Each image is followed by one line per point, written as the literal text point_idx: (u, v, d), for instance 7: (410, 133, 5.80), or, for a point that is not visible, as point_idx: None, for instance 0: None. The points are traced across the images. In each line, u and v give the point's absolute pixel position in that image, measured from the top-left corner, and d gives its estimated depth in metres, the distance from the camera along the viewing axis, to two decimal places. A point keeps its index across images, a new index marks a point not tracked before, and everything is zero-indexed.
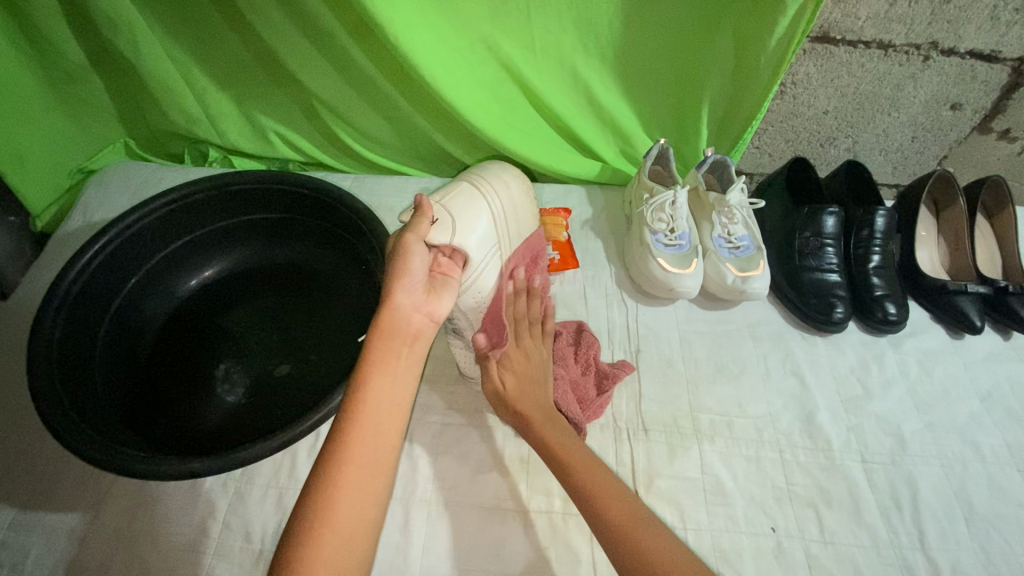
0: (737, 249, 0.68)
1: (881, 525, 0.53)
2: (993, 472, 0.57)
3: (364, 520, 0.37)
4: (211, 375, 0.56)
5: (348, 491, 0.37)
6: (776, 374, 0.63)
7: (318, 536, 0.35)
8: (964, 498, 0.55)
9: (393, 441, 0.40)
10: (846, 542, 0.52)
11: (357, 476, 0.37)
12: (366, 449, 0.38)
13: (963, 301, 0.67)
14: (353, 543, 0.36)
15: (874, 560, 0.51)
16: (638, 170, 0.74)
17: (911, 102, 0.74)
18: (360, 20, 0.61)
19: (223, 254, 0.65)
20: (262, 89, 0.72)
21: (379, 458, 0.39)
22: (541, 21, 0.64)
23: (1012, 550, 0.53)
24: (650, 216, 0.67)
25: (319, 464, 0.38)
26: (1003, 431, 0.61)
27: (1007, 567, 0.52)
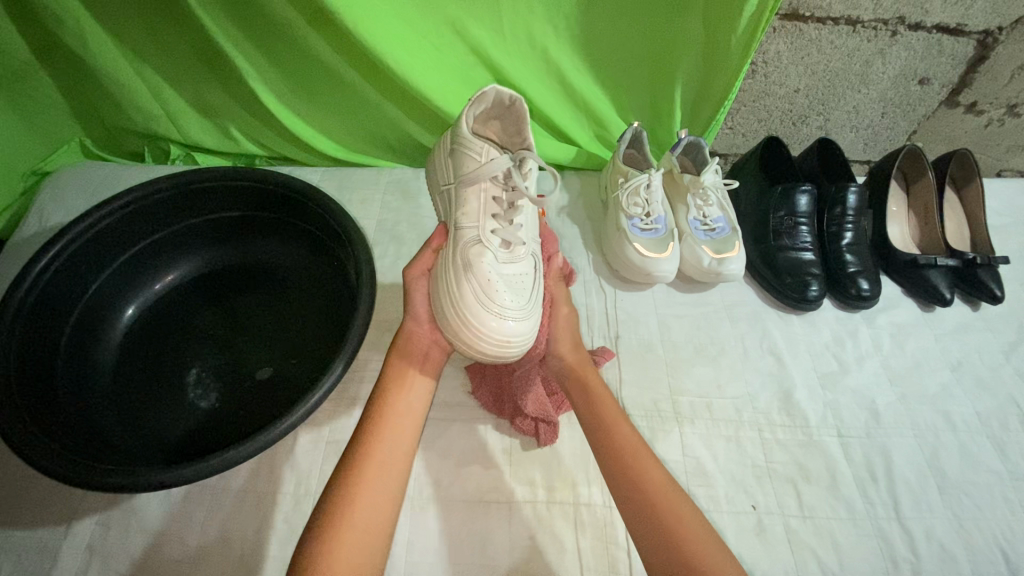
0: (713, 231, 0.68)
1: (858, 497, 0.54)
2: (964, 439, 0.59)
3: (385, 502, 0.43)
4: (182, 381, 0.54)
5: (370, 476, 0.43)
6: (753, 354, 0.64)
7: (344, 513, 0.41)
8: (936, 467, 0.57)
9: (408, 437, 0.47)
10: (825, 516, 0.53)
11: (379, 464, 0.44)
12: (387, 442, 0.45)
13: (932, 275, 0.68)
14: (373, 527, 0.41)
15: (852, 533, 0.52)
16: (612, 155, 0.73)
17: (879, 78, 0.74)
18: (320, 6, 0.59)
19: (188, 256, 0.63)
20: (221, 81, 0.69)
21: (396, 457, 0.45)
22: (508, 3, 0.63)
23: (983, 515, 0.54)
24: (625, 201, 0.67)
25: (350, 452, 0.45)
26: (973, 399, 0.62)
27: (980, 531, 0.53)
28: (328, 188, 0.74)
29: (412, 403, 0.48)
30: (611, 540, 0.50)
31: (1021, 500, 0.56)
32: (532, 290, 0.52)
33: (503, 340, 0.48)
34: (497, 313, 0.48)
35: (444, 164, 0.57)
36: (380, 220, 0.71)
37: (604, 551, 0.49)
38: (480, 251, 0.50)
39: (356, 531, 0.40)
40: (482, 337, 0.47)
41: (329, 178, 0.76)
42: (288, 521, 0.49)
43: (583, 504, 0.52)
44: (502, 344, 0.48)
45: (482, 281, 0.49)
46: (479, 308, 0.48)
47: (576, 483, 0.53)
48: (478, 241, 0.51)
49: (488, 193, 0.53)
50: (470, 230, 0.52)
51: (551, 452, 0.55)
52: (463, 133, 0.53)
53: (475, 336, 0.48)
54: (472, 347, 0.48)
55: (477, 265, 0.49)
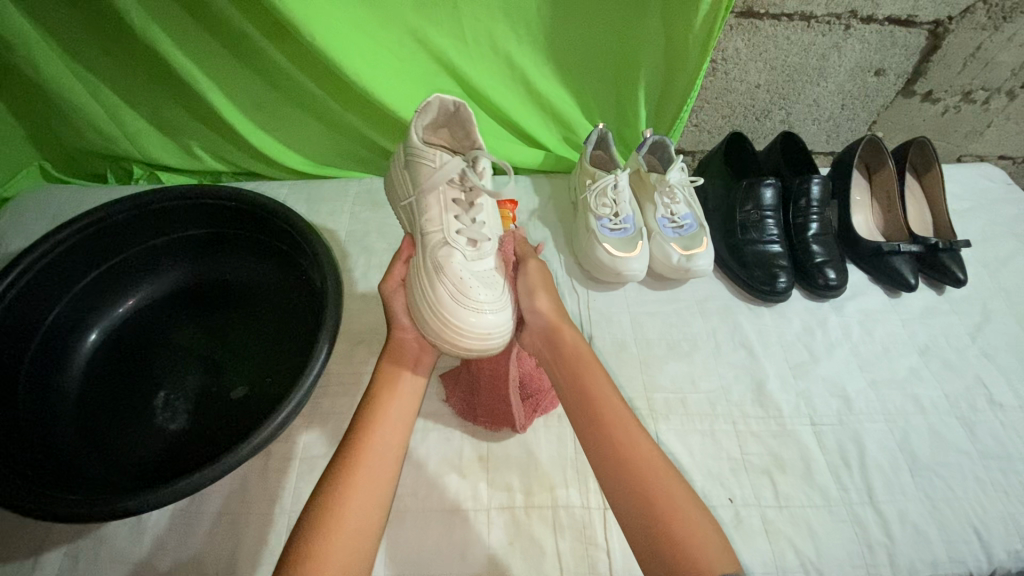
0: (681, 228, 0.69)
1: (832, 485, 0.55)
2: (933, 422, 0.60)
3: (372, 510, 0.42)
4: (150, 404, 0.53)
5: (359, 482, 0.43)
6: (725, 348, 0.64)
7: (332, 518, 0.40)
8: (907, 449, 0.58)
9: (399, 442, 0.46)
10: (800, 505, 0.54)
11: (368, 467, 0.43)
12: (378, 445, 0.45)
13: (896, 260, 0.70)
14: (361, 531, 0.41)
15: (828, 520, 0.53)
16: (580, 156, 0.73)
17: (837, 71, 0.76)
18: (278, 19, 0.59)
19: (154, 277, 0.63)
20: (181, 99, 0.69)
21: (363, 531, 0.41)
22: (467, 11, 0.63)
23: (955, 495, 0.55)
24: (594, 202, 0.67)
25: (338, 458, 0.44)
26: (941, 381, 0.63)
27: (953, 512, 0.54)
28: (296, 202, 0.74)
29: (380, 468, 0.44)
30: (589, 542, 0.50)
31: (992, 479, 0.56)
32: (505, 281, 0.53)
33: (483, 333, 0.48)
34: (478, 311, 0.49)
35: (400, 178, 0.56)
36: (350, 232, 0.71)
37: (584, 553, 0.49)
38: (447, 253, 0.51)
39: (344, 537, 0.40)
40: (463, 332, 0.48)
41: (297, 192, 0.75)
42: (264, 542, 0.48)
43: (561, 506, 0.52)
44: (484, 337, 0.49)
45: (456, 283, 0.50)
46: (456, 307, 0.49)
47: (554, 486, 0.53)
48: (443, 244, 0.51)
49: (446, 196, 0.52)
50: (435, 234, 0.52)
51: (528, 456, 0.55)
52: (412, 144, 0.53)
53: (457, 335, 0.49)
54: (451, 346, 0.49)
55: (446, 268, 0.50)
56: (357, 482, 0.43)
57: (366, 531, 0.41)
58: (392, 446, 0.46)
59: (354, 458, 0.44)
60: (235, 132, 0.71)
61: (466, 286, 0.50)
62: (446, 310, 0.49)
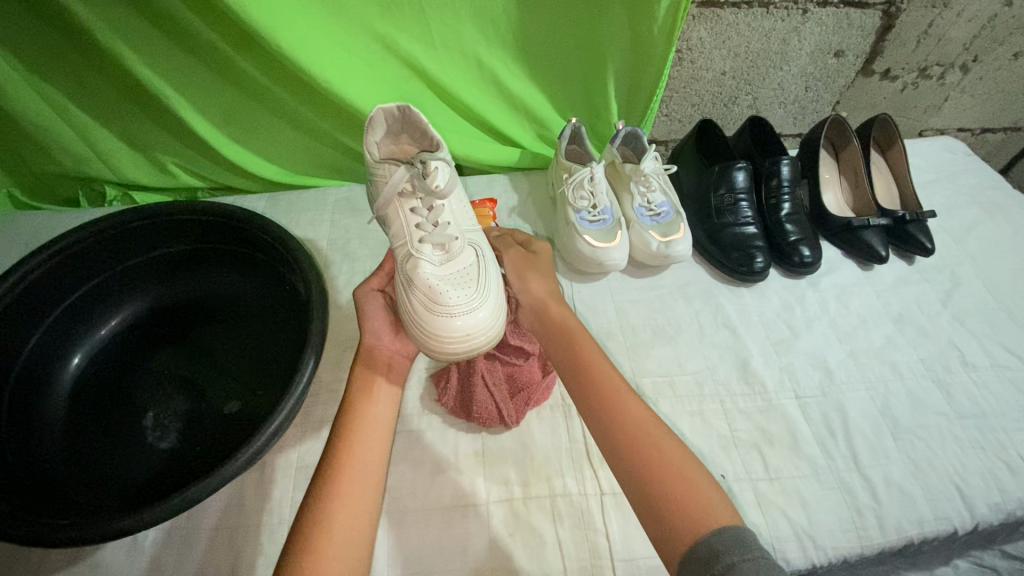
0: (658, 215, 0.70)
1: (819, 454, 0.57)
2: (912, 387, 0.62)
3: (359, 522, 0.42)
4: (138, 425, 0.53)
5: (344, 495, 0.43)
6: (708, 329, 0.66)
7: (320, 532, 0.40)
8: (888, 415, 0.60)
9: (380, 453, 0.47)
10: (790, 476, 0.55)
11: (351, 480, 0.44)
12: (360, 457, 0.45)
13: (867, 234, 0.72)
14: (351, 544, 0.41)
15: (817, 488, 0.54)
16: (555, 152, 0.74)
17: (798, 55, 0.78)
18: (245, 29, 0.59)
19: (134, 297, 0.62)
20: (152, 116, 0.68)
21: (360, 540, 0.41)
22: (434, 14, 0.64)
23: (936, 455, 0.57)
24: (572, 195, 0.68)
25: (322, 473, 0.44)
26: (916, 347, 0.66)
27: (936, 472, 0.56)
28: (275, 214, 0.73)
29: (367, 479, 0.44)
30: (588, 527, 0.51)
31: (969, 437, 0.58)
32: (480, 277, 0.53)
33: (461, 336, 0.50)
34: (454, 314, 0.49)
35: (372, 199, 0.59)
36: (332, 240, 0.71)
37: (584, 539, 0.50)
38: (415, 262, 0.51)
39: (334, 551, 0.40)
40: (442, 340, 0.50)
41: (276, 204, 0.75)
42: (264, 553, 0.48)
43: (559, 494, 0.53)
44: (464, 340, 0.50)
45: (427, 292, 0.51)
46: (432, 316, 0.50)
47: (550, 475, 0.54)
48: (410, 255, 0.52)
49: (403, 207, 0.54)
50: (402, 248, 0.54)
51: (524, 449, 0.55)
52: (371, 165, 0.55)
53: (440, 344, 0.50)
54: (437, 354, 0.51)
55: (415, 279, 0.51)
56: (345, 495, 0.43)
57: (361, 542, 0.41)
58: (375, 457, 0.46)
59: (336, 473, 0.44)
60: (209, 147, 0.71)
61: (437, 290, 0.50)
62: (423, 322, 0.50)
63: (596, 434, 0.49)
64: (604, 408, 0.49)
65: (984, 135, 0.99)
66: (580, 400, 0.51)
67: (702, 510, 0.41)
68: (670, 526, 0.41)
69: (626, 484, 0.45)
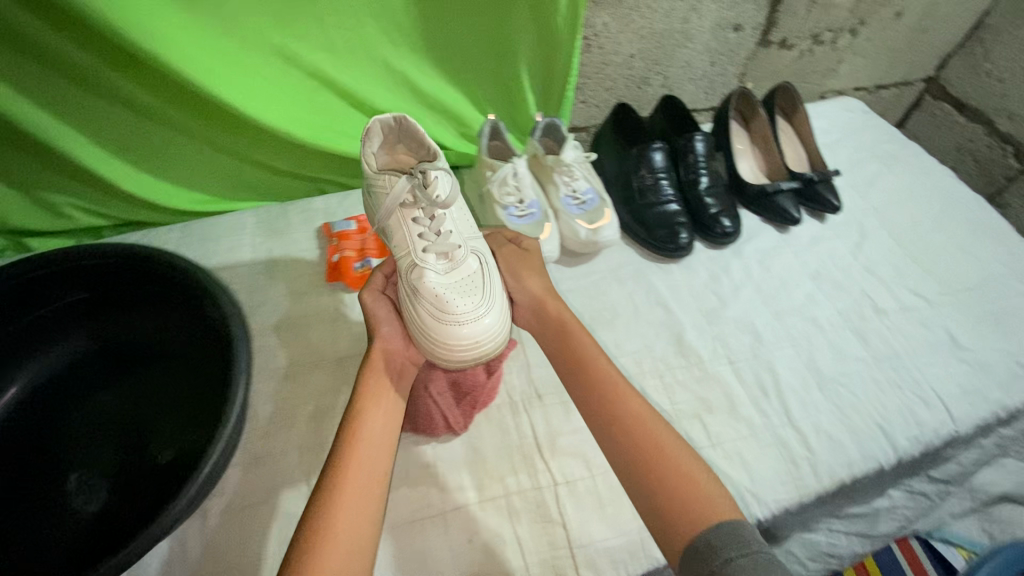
0: (584, 203, 0.71)
1: (755, 415, 0.60)
2: (833, 339, 0.66)
3: (361, 535, 0.41)
4: (60, 490, 0.49)
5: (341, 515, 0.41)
6: (643, 309, 0.68)
7: (323, 544, 0.39)
8: (814, 367, 0.64)
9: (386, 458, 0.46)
10: (730, 439, 0.58)
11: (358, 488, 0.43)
12: (367, 462, 0.44)
13: (780, 199, 0.76)
14: (355, 559, 0.40)
15: (756, 448, 0.57)
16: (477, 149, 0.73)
17: (700, 32, 0.80)
18: (123, 51, 0.54)
19: (40, 354, 0.58)
20: (35, 157, 0.63)
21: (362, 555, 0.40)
22: (331, 21, 0.61)
23: (858, 400, 0.62)
24: (497, 192, 0.68)
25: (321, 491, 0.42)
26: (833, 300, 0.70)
27: (859, 416, 0.60)
28: (188, 249, 0.69)
29: (364, 499, 0.43)
30: (544, 520, 0.52)
31: (886, 378, 0.63)
32: (487, 283, 0.53)
33: (472, 343, 0.50)
34: (461, 322, 0.50)
35: (367, 208, 0.58)
36: (255, 265, 0.68)
37: (542, 531, 0.51)
38: (420, 272, 0.51)
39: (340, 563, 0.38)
40: (452, 347, 0.50)
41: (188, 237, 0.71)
42: None
43: (512, 493, 0.53)
44: (475, 346, 0.50)
45: (434, 300, 0.51)
46: (441, 324, 0.50)
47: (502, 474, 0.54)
48: (413, 264, 0.52)
49: (403, 217, 0.53)
50: (404, 258, 0.53)
51: (475, 453, 0.56)
52: (370, 175, 0.54)
53: (449, 350, 0.50)
54: (444, 360, 0.51)
55: (420, 289, 0.51)
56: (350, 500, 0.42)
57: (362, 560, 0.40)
58: (378, 466, 0.45)
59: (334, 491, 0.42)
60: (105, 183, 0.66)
61: (446, 298, 0.50)
62: (432, 330, 0.50)
63: (590, 415, 0.51)
64: (618, 410, 0.49)
65: (880, 92, 1.05)
66: (577, 389, 0.53)
67: (703, 507, 0.42)
68: (676, 506, 0.43)
69: (615, 458, 0.48)
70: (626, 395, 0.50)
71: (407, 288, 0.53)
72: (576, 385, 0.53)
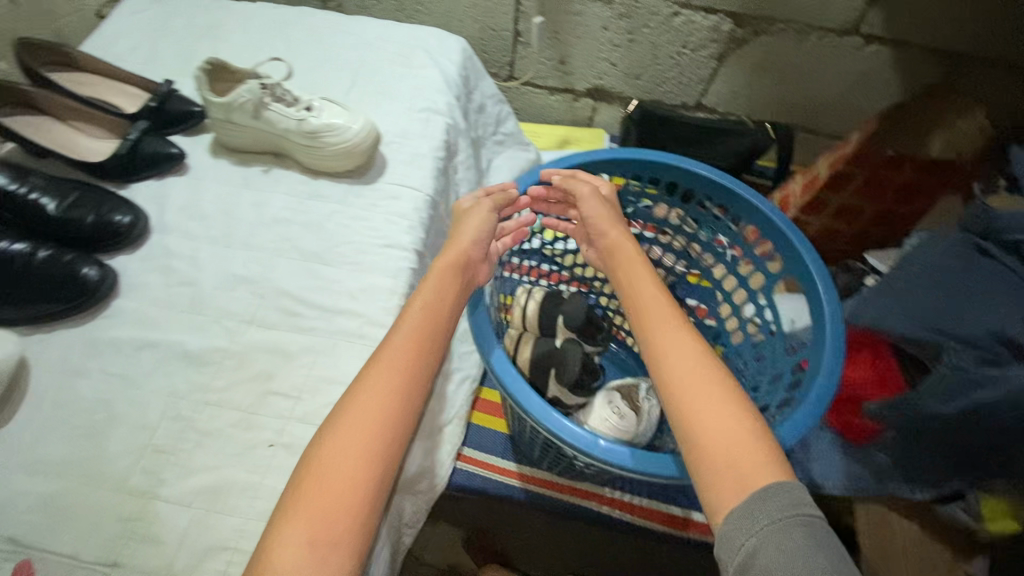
0: (323, 121, 0.94)
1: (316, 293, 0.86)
2: (348, 212, 0.96)
3: (343, 492, 0.58)
4: None
5: (333, 465, 0.59)
6: None
7: (289, 511, 0.57)
8: (351, 240, 0.92)
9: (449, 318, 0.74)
10: (307, 315, 0.84)
11: (415, 348, 0.69)
12: (419, 309, 0.73)
13: None
14: (328, 503, 0.57)
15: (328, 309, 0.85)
16: (262, 83, 0.95)
17: None
18: None
19: None
20: None
21: (409, 412, 0.65)
22: None
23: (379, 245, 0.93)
24: (295, 110, 0.94)
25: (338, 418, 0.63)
26: (337, 188, 0.98)
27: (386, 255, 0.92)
28: (207, 97, 0.94)
29: (345, 457, 0.60)
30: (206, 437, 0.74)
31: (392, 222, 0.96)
32: (345, 112, 0.97)
33: (356, 137, 0.94)
34: (349, 127, 0.94)
35: (224, 132, 0.98)
36: None
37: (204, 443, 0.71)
38: (305, 121, 0.93)
39: (310, 506, 0.57)
40: (363, 140, 0.95)
41: (201, 85, 0.95)
42: None
43: None
44: (357, 139, 0.94)
45: (329, 127, 0.93)
46: (344, 133, 0.94)
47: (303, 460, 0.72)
48: (298, 121, 0.93)
49: (270, 104, 0.94)
50: (289, 122, 0.93)
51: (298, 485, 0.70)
52: (212, 114, 0.95)
53: (357, 143, 0.94)
54: (354, 158, 0.96)
55: (313, 127, 0.93)
56: (420, 334, 0.71)
57: (395, 403, 0.64)
58: (438, 328, 0.72)
59: (343, 418, 0.62)
60: None
61: (339, 126, 0.94)
62: (341, 144, 0.94)
63: (673, 417, 0.64)
64: (674, 387, 0.65)
65: None
66: (657, 369, 0.68)
67: (758, 471, 0.56)
68: (720, 466, 0.58)
69: (670, 405, 0.65)
70: (731, 413, 0.61)
71: (305, 136, 0.94)
72: (656, 370, 0.68)
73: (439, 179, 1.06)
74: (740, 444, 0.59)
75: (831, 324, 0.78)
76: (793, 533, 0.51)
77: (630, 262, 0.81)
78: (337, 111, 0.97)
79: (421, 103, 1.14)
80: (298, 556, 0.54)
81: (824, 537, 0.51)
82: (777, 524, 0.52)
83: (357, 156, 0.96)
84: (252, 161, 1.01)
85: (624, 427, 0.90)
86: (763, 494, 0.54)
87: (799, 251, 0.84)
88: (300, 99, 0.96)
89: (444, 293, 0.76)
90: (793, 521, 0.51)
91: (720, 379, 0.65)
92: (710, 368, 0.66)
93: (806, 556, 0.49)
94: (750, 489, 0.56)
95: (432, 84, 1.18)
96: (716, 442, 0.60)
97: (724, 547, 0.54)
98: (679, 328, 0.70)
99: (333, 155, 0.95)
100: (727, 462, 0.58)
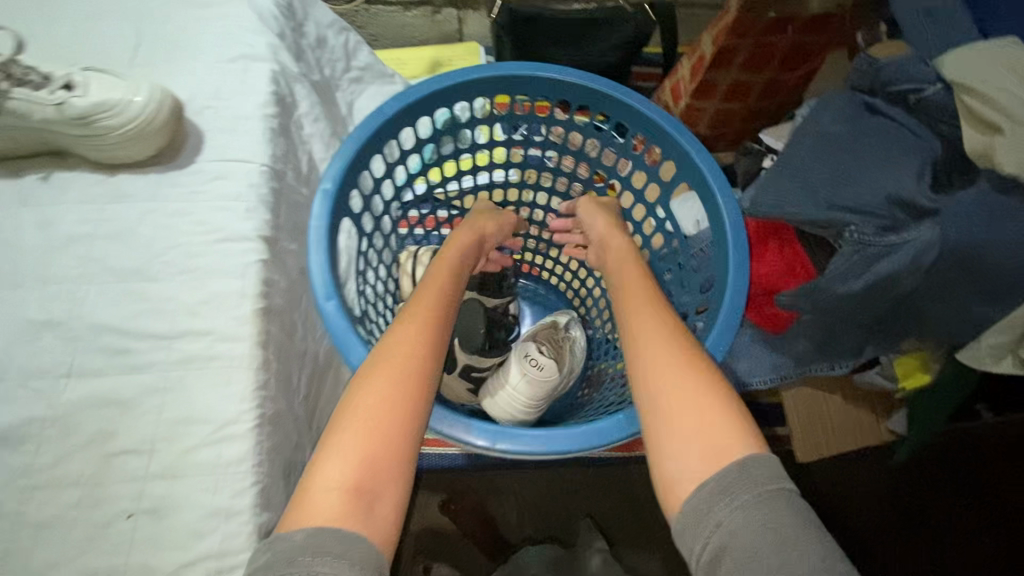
0: (93, 100, 0.73)
1: (147, 319, 0.71)
2: (166, 210, 0.78)
3: (359, 464, 0.50)
4: None
5: (351, 439, 0.52)
6: None
7: (307, 487, 0.50)
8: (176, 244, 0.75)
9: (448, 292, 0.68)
10: (141, 349, 0.69)
11: (432, 325, 0.62)
12: (432, 290, 0.67)
13: None
14: (349, 477, 0.50)
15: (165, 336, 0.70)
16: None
17: None
18: None
19: None
20: None
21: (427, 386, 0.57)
22: None
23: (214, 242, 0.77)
24: (49, 92, 0.73)
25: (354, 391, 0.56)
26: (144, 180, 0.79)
27: (226, 252, 0.76)
28: None
29: (366, 427, 0.52)
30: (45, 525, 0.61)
31: (225, 210, 0.79)
32: (123, 79, 0.76)
33: (144, 111, 0.74)
34: (130, 100, 0.74)
35: None
36: None
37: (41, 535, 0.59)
38: (68, 104, 0.72)
39: (327, 476, 0.50)
40: (156, 113, 0.75)
41: None
42: None
43: None
44: (147, 114, 0.74)
45: (103, 108, 0.73)
46: (125, 110, 0.73)
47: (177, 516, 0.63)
48: (58, 106, 0.72)
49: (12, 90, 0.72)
50: (46, 110, 0.72)
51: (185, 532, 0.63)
52: None
53: (148, 118, 0.75)
54: (155, 142, 0.77)
55: (80, 109, 0.72)
56: (433, 312, 0.64)
57: (419, 386, 0.57)
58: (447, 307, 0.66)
59: (360, 389, 0.55)
60: None
61: (118, 102, 0.74)
62: (127, 126, 0.74)
63: (639, 396, 0.58)
64: (641, 363, 0.58)
65: None
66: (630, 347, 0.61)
67: (728, 448, 0.50)
68: (685, 444, 0.51)
69: (639, 383, 0.58)
70: (700, 383, 0.54)
71: (76, 125, 0.73)
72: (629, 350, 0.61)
73: (276, 142, 0.87)
74: (710, 424, 0.51)
75: (730, 236, 0.70)
76: (774, 511, 0.45)
77: (613, 247, 0.76)
78: (112, 80, 0.75)
79: (231, 51, 0.91)
80: (332, 499, 0.49)
81: (808, 511, 0.46)
82: (752, 501, 0.46)
83: (157, 135, 0.76)
84: (25, 166, 0.79)
85: (546, 378, 0.85)
86: (733, 475, 0.48)
87: (691, 152, 0.74)
88: (53, 75, 0.74)
89: (445, 279, 0.69)
90: (775, 495, 0.46)
91: (693, 349, 0.58)
92: (685, 338, 0.59)
93: (789, 537, 0.43)
94: (720, 469, 0.49)
95: (241, 19, 0.94)
96: (681, 417, 0.53)
97: (690, 534, 0.48)
98: (655, 304, 0.64)
99: (124, 143, 0.75)
100: (693, 440, 0.51)
